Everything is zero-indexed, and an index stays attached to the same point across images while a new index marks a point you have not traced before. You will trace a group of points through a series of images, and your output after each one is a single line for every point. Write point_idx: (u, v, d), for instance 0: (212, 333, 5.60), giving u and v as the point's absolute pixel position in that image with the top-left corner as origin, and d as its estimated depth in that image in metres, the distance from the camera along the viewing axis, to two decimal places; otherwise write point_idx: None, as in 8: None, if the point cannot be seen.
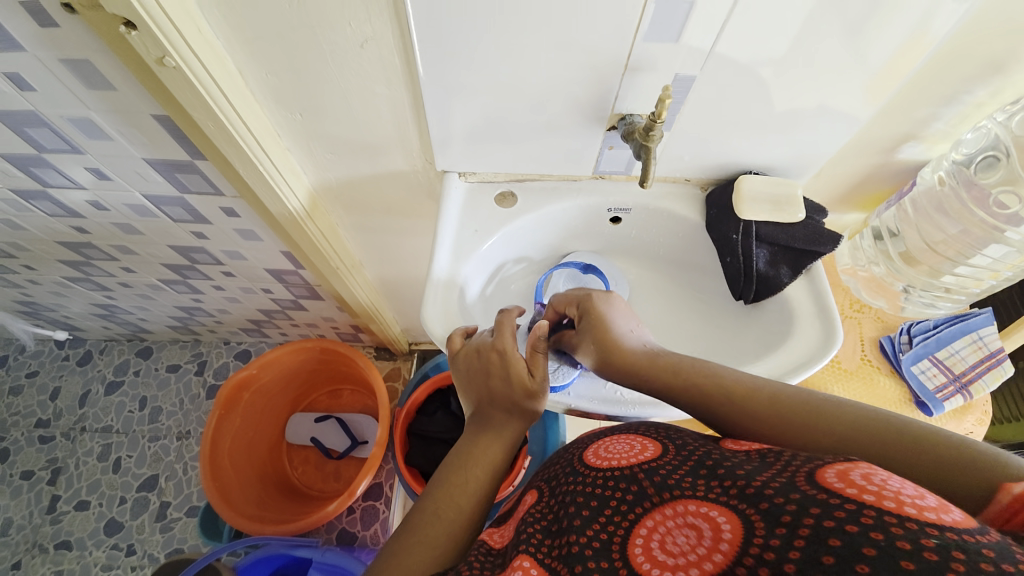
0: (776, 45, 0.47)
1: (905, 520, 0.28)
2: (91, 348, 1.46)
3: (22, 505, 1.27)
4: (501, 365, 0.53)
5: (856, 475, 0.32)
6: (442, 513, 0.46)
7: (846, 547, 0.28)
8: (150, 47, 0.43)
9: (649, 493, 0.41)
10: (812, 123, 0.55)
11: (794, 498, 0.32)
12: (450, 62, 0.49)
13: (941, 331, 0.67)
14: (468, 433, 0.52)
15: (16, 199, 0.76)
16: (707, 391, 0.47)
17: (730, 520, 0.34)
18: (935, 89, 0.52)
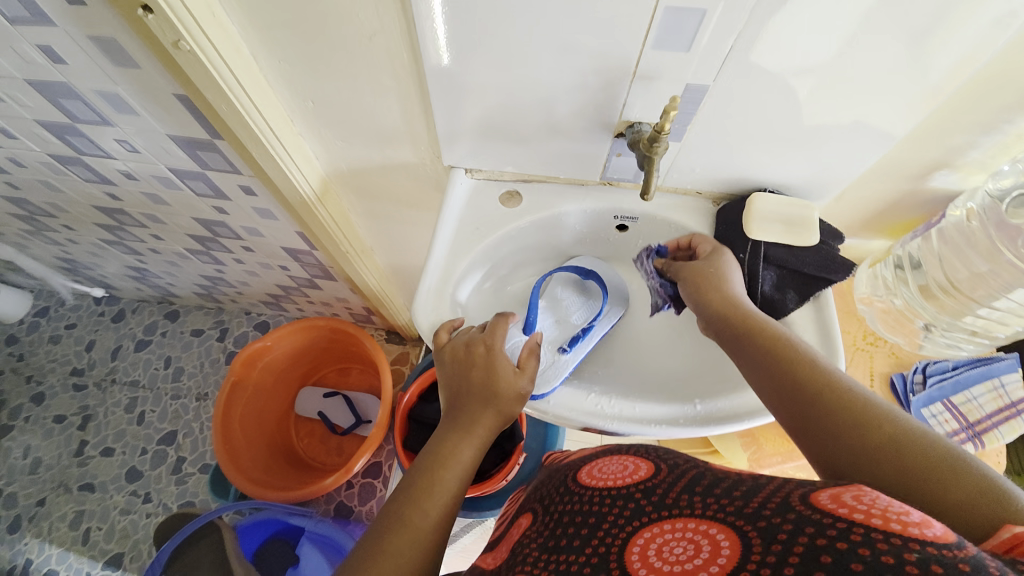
0: (813, 54, 0.43)
1: (892, 538, 0.29)
2: (125, 306, 1.55)
3: (52, 446, 1.33)
4: (490, 364, 0.54)
5: (841, 497, 0.33)
6: (409, 516, 0.46)
7: (835, 564, 0.29)
8: (166, 31, 0.45)
9: (646, 511, 0.42)
10: (844, 139, 0.52)
11: (789, 518, 0.33)
12: (456, 59, 0.48)
13: (960, 374, 0.63)
14: (441, 430, 0.53)
15: (54, 163, 0.80)
16: (776, 350, 0.48)
17: (729, 537, 0.35)
18: (971, 112, 0.48)
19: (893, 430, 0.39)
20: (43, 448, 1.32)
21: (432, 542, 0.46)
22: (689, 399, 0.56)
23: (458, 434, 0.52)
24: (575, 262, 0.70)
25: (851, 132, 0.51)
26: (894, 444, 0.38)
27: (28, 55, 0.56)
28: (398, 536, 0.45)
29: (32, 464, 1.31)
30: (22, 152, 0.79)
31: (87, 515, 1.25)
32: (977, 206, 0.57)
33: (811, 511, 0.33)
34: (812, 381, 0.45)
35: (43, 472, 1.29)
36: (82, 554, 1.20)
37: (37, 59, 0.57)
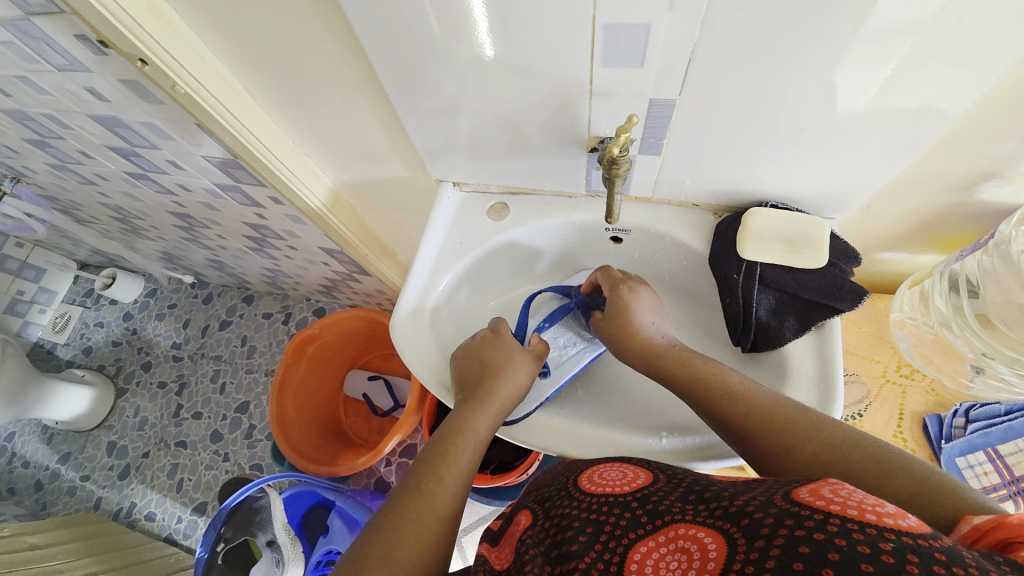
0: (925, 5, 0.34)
1: (868, 528, 0.29)
2: (212, 290, 1.68)
3: (156, 408, 1.55)
4: (494, 356, 0.58)
5: (819, 491, 0.33)
6: (430, 495, 0.46)
7: (814, 553, 0.28)
8: (161, 77, 0.52)
9: (641, 521, 0.39)
10: (905, 127, 0.43)
11: (769, 514, 0.33)
12: (417, 84, 0.49)
13: (1013, 420, 0.56)
14: (459, 408, 0.54)
15: (130, 178, 0.95)
16: (706, 379, 0.48)
17: (716, 539, 0.33)
18: (1006, 119, 0.42)
19: (837, 441, 0.40)
20: (150, 409, 1.55)
21: (451, 521, 0.46)
22: (656, 432, 0.54)
23: (474, 408, 0.53)
24: (578, 275, 0.69)
25: (915, 118, 0.42)
26: (828, 456, 0.39)
27: (81, 95, 0.67)
28: (419, 518, 0.45)
29: (140, 422, 1.54)
30: (105, 170, 0.94)
31: (180, 468, 1.44)
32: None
33: (792, 507, 0.32)
34: (751, 402, 0.45)
35: (150, 429, 1.53)
36: (175, 501, 1.40)
37: (88, 97, 0.67)
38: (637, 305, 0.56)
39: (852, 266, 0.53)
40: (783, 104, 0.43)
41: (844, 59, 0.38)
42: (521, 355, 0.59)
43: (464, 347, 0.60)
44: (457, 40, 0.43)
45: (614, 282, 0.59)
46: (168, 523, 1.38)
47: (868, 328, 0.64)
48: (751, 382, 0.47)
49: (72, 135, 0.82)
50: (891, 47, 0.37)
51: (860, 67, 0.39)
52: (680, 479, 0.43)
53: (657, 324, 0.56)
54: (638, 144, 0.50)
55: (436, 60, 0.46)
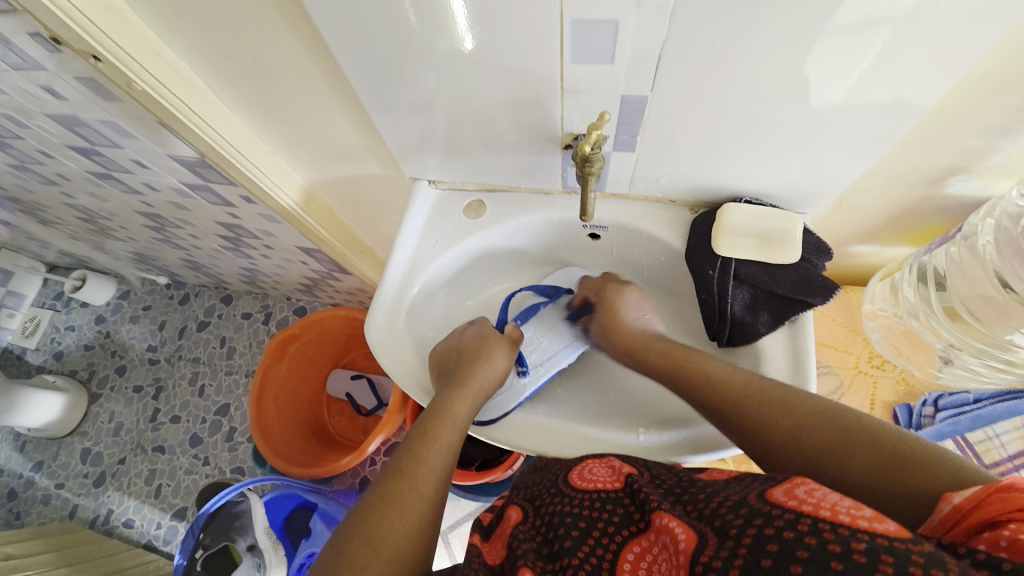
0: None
1: (840, 528, 0.28)
2: (189, 291, 1.63)
3: (132, 412, 1.51)
4: (472, 344, 0.59)
5: (794, 490, 0.32)
6: (412, 474, 0.46)
7: (780, 552, 0.29)
8: (117, 75, 0.50)
9: (632, 518, 0.39)
10: (880, 119, 0.43)
11: (741, 513, 0.33)
12: (385, 81, 0.48)
13: (981, 408, 0.57)
14: (439, 392, 0.54)
15: (94, 178, 0.91)
16: (688, 366, 0.50)
17: (686, 530, 0.35)
18: (969, 118, 0.43)
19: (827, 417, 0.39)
20: (125, 414, 1.51)
21: (435, 501, 0.45)
22: (634, 428, 0.54)
23: (454, 392, 0.53)
24: (565, 272, 0.69)
25: (886, 112, 0.42)
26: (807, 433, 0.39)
27: (39, 95, 0.64)
28: (402, 496, 0.44)
29: (115, 427, 1.50)
30: (67, 170, 0.91)
31: (158, 474, 1.41)
32: (994, 218, 0.50)
33: (763, 505, 0.32)
34: (731, 386, 0.46)
35: (126, 434, 1.49)
36: (154, 507, 1.37)
37: (45, 96, 0.64)
38: (624, 304, 0.60)
39: (824, 261, 0.54)
40: (758, 99, 0.43)
41: (811, 56, 0.39)
42: (497, 340, 0.61)
43: (442, 342, 0.61)
44: (435, 33, 0.42)
45: (600, 287, 0.64)
46: (147, 530, 1.35)
47: (842, 320, 0.65)
48: (727, 365, 0.48)
49: (30, 134, 0.78)
50: (861, 41, 0.37)
51: (834, 57, 0.38)
52: (658, 473, 0.44)
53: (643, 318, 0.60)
54: (612, 141, 0.50)
55: (411, 54, 0.44)
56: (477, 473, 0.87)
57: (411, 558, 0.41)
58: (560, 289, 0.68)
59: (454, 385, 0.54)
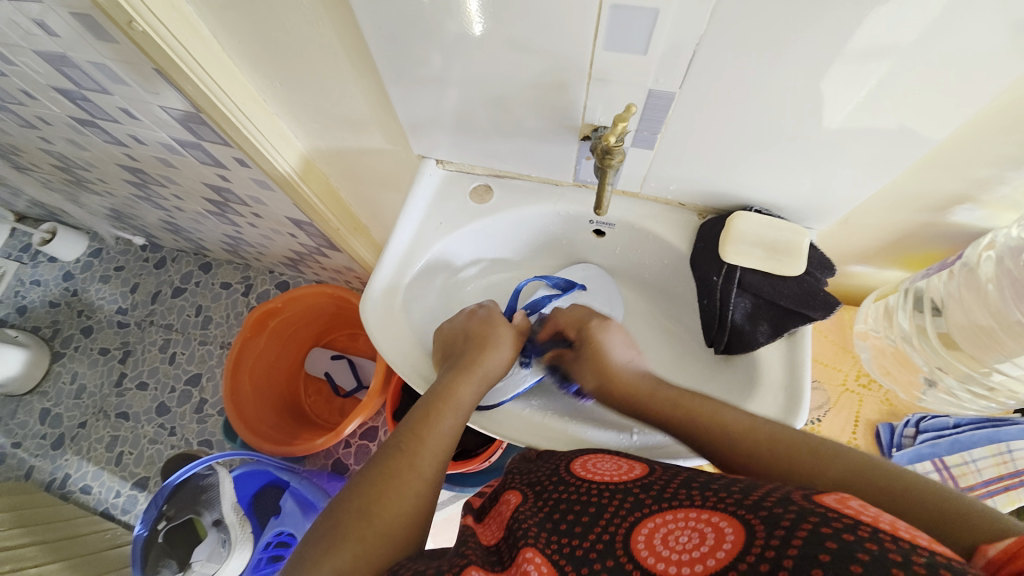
0: (909, 29, 0.34)
1: (901, 542, 0.28)
2: (166, 254, 1.57)
3: (96, 375, 1.44)
4: (479, 328, 0.58)
5: (846, 500, 0.32)
6: (412, 454, 0.45)
7: (842, 550, 0.28)
8: (117, 12, 0.47)
9: (647, 502, 0.38)
10: (890, 146, 0.43)
11: (792, 509, 0.32)
12: (405, 51, 0.46)
13: (960, 433, 0.59)
14: (443, 374, 0.53)
15: (76, 125, 0.86)
16: (711, 424, 0.47)
17: (732, 524, 0.33)
18: (984, 148, 0.44)
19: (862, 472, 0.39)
20: (89, 376, 1.44)
21: (434, 482, 0.45)
22: (627, 428, 0.54)
23: (459, 376, 0.52)
24: (578, 268, 0.68)
25: (897, 138, 0.42)
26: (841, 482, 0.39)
27: (27, 28, 0.60)
28: (401, 474, 0.43)
29: (77, 390, 1.43)
30: (48, 114, 0.85)
31: (120, 441, 1.35)
32: (995, 251, 0.52)
33: (816, 506, 0.32)
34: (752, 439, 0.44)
35: (88, 398, 1.42)
36: (114, 475, 1.32)
37: (35, 30, 0.60)
38: (609, 345, 0.57)
39: (827, 276, 0.54)
40: (779, 113, 0.43)
41: (836, 75, 0.38)
42: (504, 327, 0.59)
43: (449, 322, 0.60)
44: (448, 15, 0.41)
45: (581, 324, 0.59)
46: (105, 498, 1.30)
47: (834, 337, 0.66)
48: (747, 416, 0.46)
49: (12, 71, 0.73)
50: (865, 71, 0.37)
51: (842, 82, 0.39)
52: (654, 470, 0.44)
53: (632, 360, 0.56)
54: (633, 136, 0.49)
55: (427, 30, 0.44)
56: (456, 462, 0.86)
57: (403, 538, 0.41)
58: (574, 284, 0.66)
59: (460, 369, 0.53)
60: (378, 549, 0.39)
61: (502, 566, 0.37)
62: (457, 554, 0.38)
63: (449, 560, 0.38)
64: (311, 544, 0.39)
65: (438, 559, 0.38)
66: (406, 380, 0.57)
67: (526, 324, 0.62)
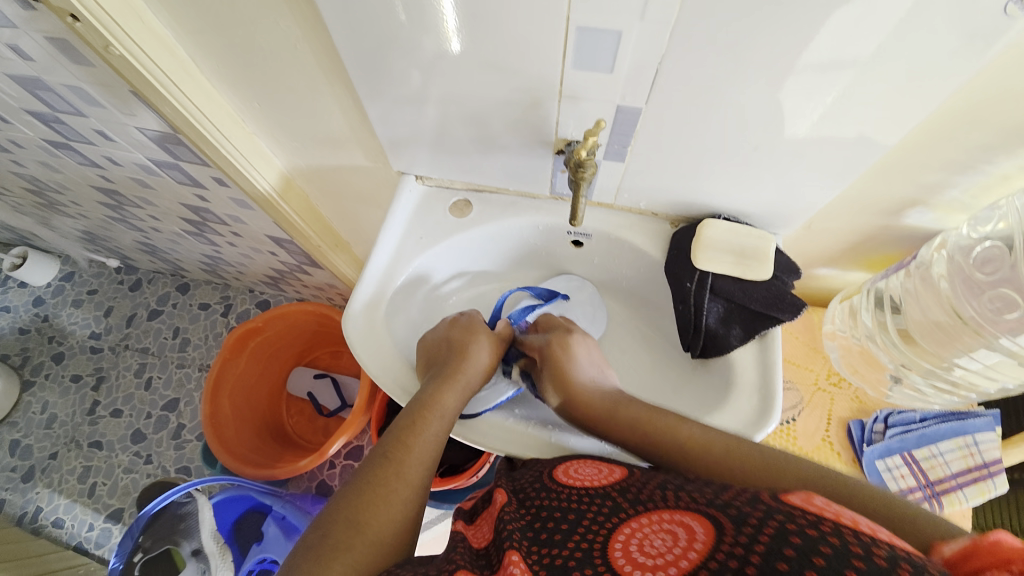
0: (859, 45, 0.36)
1: (861, 536, 0.31)
2: (142, 276, 1.53)
3: (68, 404, 1.39)
4: (461, 337, 0.59)
5: (811, 499, 0.35)
6: (399, 462, 0.45)
7: (806, 543, 0.30)
8: (93, 36, 0.47)
9: (624, 507, 0.40)
10: (843, 153, 0.46)
11: (759, 508, 0.34)
12: (384, 72, 0.48)
13: (927, 427, 0.62)
14: (428, 384, 0.53)
15: (49, 146, 0.85)
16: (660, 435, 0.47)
17: (702, 523, 0.35)
18: (929, 155, 0.47)
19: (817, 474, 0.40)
20: (60, 405, 1.39)
21: (422, 490, 0.45)
22: None
23: (442, 385, 0.52)
24: (563, 279, 0.69)
25: (851, 146, 0.45)
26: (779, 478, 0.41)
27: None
28: (389, 483, 0.43)
29: (47, 419, 1.38)
30: (20, 136, 0.84)
31: (93, 471, 1.30)
32: (946, 250, 0.55)
33: (781, 505, 0.34)
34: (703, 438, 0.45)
35: (58, 427, 1.37)
36: (86, 507, 1.26)
37: (8, 54, 0.60)
38: (573, 361, 0.57)
39: (794, 280, 0.57)
40: (739, 123, 0.45)
41: (787, 89, 0.41)
42: (486, 336, 0.60)
43: (433, 332, 0.61)
44: (420, 32, 0.43)
45: (545, 345, 0.60)
46: (77, 532, 1.24)
47: (804, 338, 0.69)
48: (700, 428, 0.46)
49: None
50: (827, 79, 0.40)
51: (800, 93, 0.41)
52: (635, 475, 0.44)
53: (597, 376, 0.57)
54: (604, 149, 0.51)
55: (396, 50, 0.45)
56: (441, 478, 0.85)
57: (394, 546, 0.40)
58: (559, 293, 0.68)
59: (443, 378, 0.53)
60: (369, 557, 0.39)
61: (491, 568, 0.37)
62: (445, 560, 0.38)
63: (437, 566, 0.38)
64: (300, 554, 0.38)
65: (425, 565, 0.38)
66: (390, 395, 0.57)
67: (508, 335, 0.62)
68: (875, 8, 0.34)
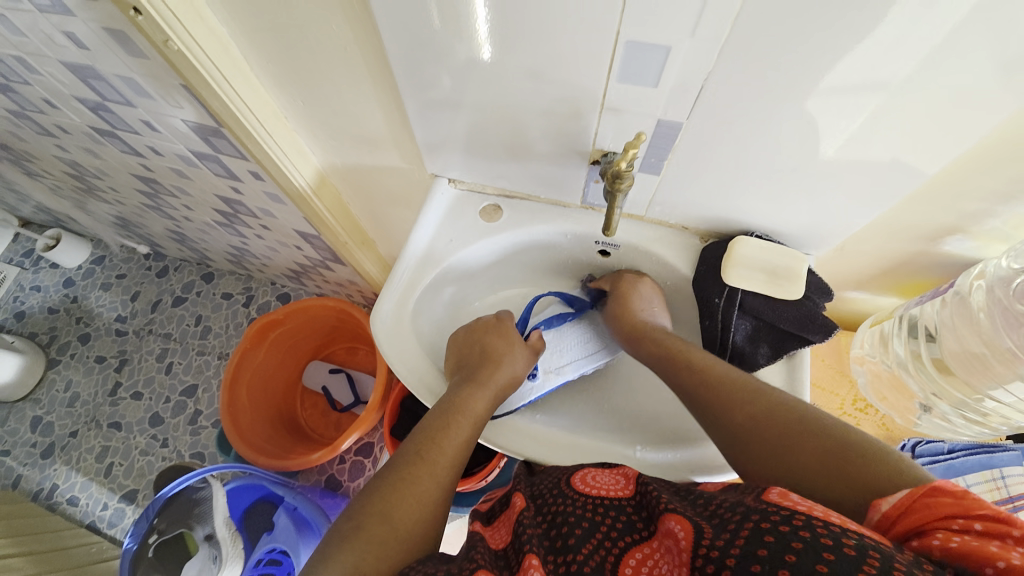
0: (895, 69, 0.36)
1: (831, 526, 0.31)
2: (169, 263, 1.57)
3: (91, 384, 1.43)
4: (494, 343, 0.59)
5: (786, 494, 0.34)
6: (430, 460, 0.46)
7: (778, 543, 0.31)
8: (155, 31, 0.49)
9: (637, 526, 0.40)
10: (882, 178, 0.46)
11: (739, 511, 0.35)
12: (428, 77, 0.49)
13: (954, 458, 0.62)
14: (459, 386, 0.54)
15: (95, 134, 0.88)
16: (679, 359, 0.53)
17: (683, 525, 0.37)
18: (974, 183, 0.46)
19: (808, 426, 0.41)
20: (84, 384, 1.43)
21: (450, 490, 0.45)
22: (632, 444, 0.56)
23: (473, 388, 0.53)
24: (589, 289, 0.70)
25: (890, 170, 0.45)
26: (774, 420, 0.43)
27: (59, 41, 0.62)
28: (420, 480, 0.44)
29: (71, 397, 1.42)
30: (68, 122, 0.88)
31: (111, 451, 1.33)
32: (985, 280, 0.54)
33: (761, 504, 0.34)
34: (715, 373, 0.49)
35: (81, 406, 1.41)
36: (102, 486, 1.29)
37: (64, 42, 0.62)
38: (637, 296, 0.61)
39: (825, 301, 0.56)
40: (779, 143, 0.45)
41: (829, 108, 0.41)
42: (519, 345, 0.60)
43: (464, 334, 0.62)
44: (464, 40, 0.44)
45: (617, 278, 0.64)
46: (93, 509, 1.27)
47: (831, 361, 0.69)
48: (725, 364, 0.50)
49: (38, 81, 0.76)
50: (857, 101, 0.40)
51: (833, 113, 0.41)
52: (652, 487, 0.44)
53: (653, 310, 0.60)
54: (640, 162, 0.51)
55: (435, 56, 0.46)
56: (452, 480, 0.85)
57: (421, 541, 0.41)
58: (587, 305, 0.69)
59: (475, 382, 0.54)
60: (397, 550, 0.39)
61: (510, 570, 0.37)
62: (466, 559, 0.38)
63: (458, 565, 0.37)
64: (333, 542, 0.39)
65: (448, 562, 0.38)
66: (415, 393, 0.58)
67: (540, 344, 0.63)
68: (918, 33, 0.34)
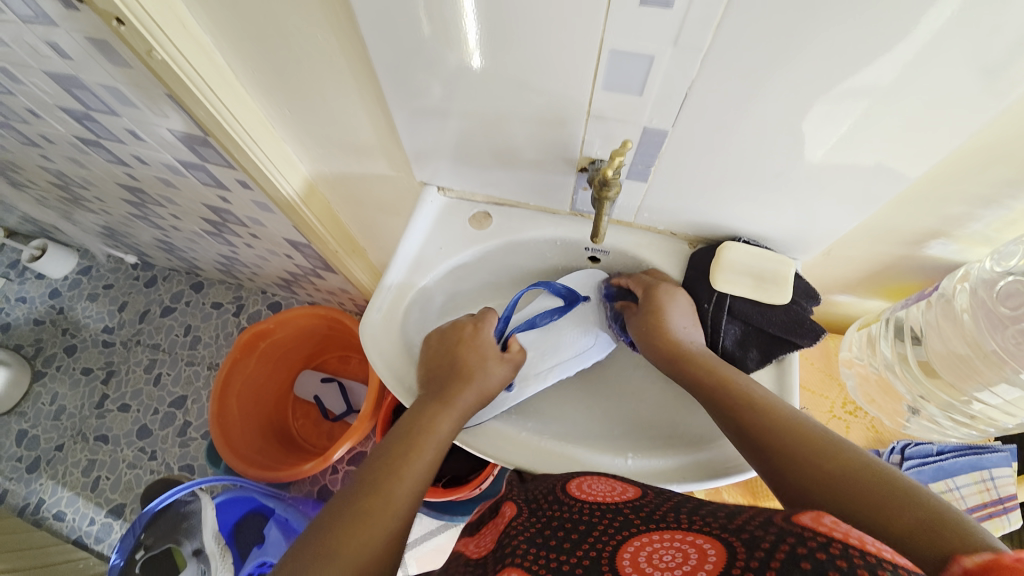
0: (881, 72, 0.37)
1: (869, 556, 0.29)
2: (157, 273, 1.56)
3: (77, 396, 1.41)
4: (465, 356, 0.56)
5: (821, 517, 0.32)
6: (386, 491, 0.45)
7: (815, 570, 0.28)
8: (137, 41, 0.49)
9: (636, 522, 0.39)
10: (865, 182, 0.46)
11: (772, 532, 0.33)
12: (416, 85, 0.49)
13: (944, 460, 0.61)
14: (424, 407, 0.52)
15: (80, 143, 0.87)
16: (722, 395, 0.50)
17: (714, 546, 0.34)
18: (953, 188, 0.47)
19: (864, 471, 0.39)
20: (70, 397, 1.41)
21: (406, 519, 0.45)
22: (623, 451, 0.56)
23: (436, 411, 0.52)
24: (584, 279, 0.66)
25: (873, 175, 0.45)
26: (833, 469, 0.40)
27: (41, 50, 0.62)
28: (374, 513, 0.44)
29: (56, 411, 1.39)
30: (53, 133, 0.87)
31: (98, 465, 1.31)
32: (968, 282, 0.55)
33: (792, 526, 0.32)
34: (766, 413, 0.46)
35: (67, 419, 1.38)
36: (89, 501, 1.27)
37: (47, 52, 0.62)
38: (671, 310, 0.56)
39: (812, 305, 0.57)
40: (763, 149, 0.46)
41: (812, 114, 0.41)
42: (493, 358, 0.57)
43: (438, 338, 0.59)
44: (449, 48, 0.44)
45: (647, 284, 0.59)
46: (79, 525, 1.25)
47: (820, 364, 0.68)
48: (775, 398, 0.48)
49: (22, 91, 0.75)
50: (843, 108, 0.40)
51: (820, 120, 0.42)
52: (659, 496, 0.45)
53: (689, 329, 0.56)
54: (627, 168, 0.52)
55: (422, 66, 0.47)
56: (445, 490, 0.85)
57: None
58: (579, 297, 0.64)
59: (440, 401, 0.53)
60: None
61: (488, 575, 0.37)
62: None
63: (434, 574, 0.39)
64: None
65: None
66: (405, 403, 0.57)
67: (517, 355, 0.59)
68: (896, 40, 0.34)
